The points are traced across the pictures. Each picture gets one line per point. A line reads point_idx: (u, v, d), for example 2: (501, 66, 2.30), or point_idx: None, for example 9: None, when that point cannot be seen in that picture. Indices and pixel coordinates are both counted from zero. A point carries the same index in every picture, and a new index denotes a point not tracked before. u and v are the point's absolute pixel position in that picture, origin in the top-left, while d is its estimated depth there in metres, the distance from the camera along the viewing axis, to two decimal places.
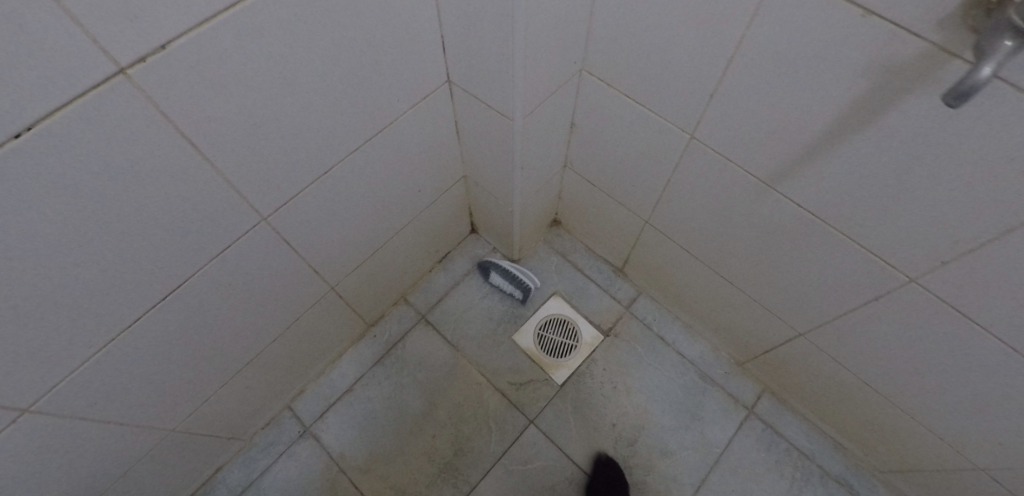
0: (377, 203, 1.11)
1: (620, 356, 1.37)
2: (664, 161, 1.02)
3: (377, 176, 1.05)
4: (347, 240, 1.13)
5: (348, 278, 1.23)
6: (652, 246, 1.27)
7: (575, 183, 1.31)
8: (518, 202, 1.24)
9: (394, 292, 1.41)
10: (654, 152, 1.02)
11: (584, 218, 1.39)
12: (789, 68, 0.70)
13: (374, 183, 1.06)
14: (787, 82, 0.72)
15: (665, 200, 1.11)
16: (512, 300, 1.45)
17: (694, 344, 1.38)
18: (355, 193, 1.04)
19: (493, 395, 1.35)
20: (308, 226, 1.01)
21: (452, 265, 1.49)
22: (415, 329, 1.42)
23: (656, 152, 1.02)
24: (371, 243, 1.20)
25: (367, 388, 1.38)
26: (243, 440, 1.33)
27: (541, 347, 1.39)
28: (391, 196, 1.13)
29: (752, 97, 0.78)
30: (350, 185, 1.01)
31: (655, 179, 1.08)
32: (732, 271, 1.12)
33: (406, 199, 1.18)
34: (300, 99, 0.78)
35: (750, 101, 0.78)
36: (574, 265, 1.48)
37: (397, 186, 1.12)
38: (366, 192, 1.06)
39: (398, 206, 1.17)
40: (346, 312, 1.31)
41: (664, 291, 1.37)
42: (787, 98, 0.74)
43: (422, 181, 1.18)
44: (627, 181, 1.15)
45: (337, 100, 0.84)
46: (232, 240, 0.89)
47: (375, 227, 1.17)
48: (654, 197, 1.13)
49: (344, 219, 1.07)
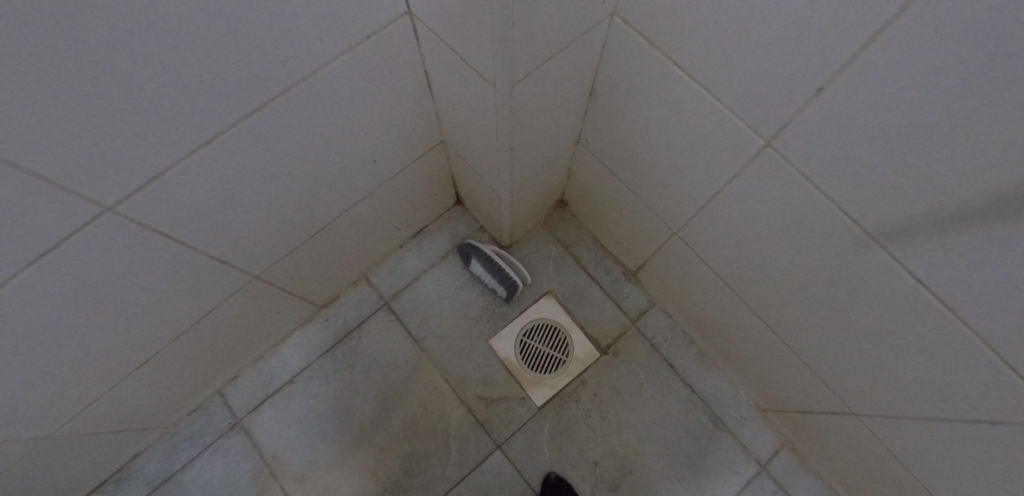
0: (318, 180, 0.81)
1: (618, 380, 1.13)
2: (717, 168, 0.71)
3: (316, 148, 0.74)
4: (278, 225, 0.84)
5: (285, 264, 0.95)
6: (678, 260, 0.98)
7: (589, 164, 0.99)
8: (510, 184, 0.94)
9: (353, 271, 1.15)
10: (710, 157, 0.70)
11: (597, 207, 1.09)
12: (1014, 78, 0.37)
13: (314, 158, 0.76)
14: (994, 97, 0.39)
15: (708, 214, 0.81)
16: (495, 295, 1.18)
17: (709, 377, 1.13)
18: (283, 171, 0.74)
19: (458, 409, 1.12)
20: (213, 215, 0.72)
21: (428, 243, 1.21)
22: (375, 318, 1.17)
23: (713, 157, 0.69)
24: (316, 225, 0.91)
25: (311, 382, 1.15)
26: (163, 428, 1.12)
27: (522, 357, 1.14)
28: (338, 173, 0.83)
29: (905, 106, 0.45)
30: (274, 164, 0.71)
31: (699, 187, 0.77)
32: (785, 316, 0.84)
33: (364, 173, 0.88)
34: (152, 44, 0.46)
35: (895, 109, 0.46)
36: (576, 259, 1.19)
37: (348, 157, 0.82)
38: (300, 168, 0.76)
39: (349, 182, 0.87)
40: (287, 296, 1.05)
41: (683, 309, 1.10)
42: (981, 121, 0.41)
43: (383, 152, 0.87)
44: (658, 179, 0.84)
45: (228, 47, 0.52)
46: (65, 235, 0.58)
47: (320, 208, 0.88)
48: (693, 207, 0.82)
49: (269, 202, 0.78)
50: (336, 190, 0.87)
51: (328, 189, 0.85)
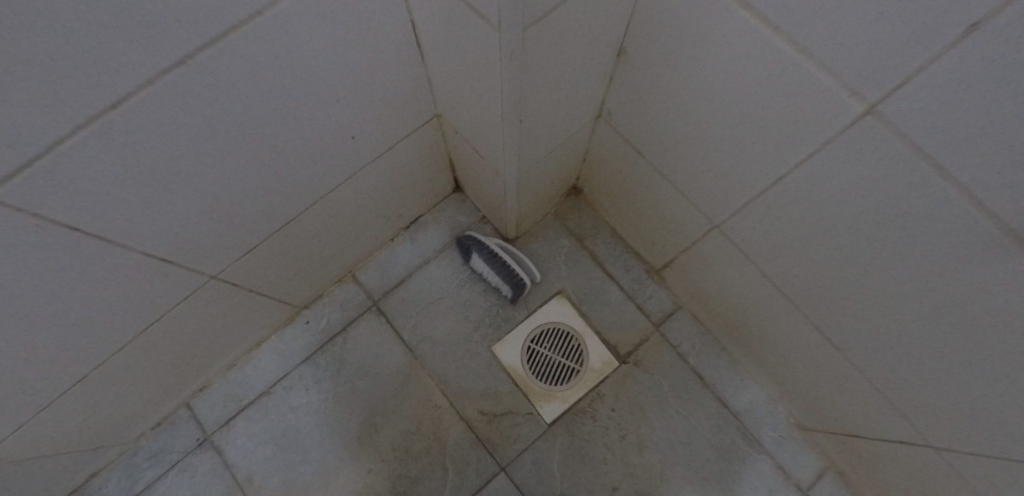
0: (282, 161, 0.66)
1: (639, 393, 0.98)
2: (784, 146, 0.55)
3: (273, 117, 0.59)
4: (236, 215, 0.70)
5: (250, 261, 0.80)
6: (714, 258, 0.83)
7: (610, 143, 0.84)
8: (517, 167, 0.78)
9: (336, 267, 1.00)
10: (777, 129, 0.54)
11: (617, 194, 0.94)
12: None
13: (272, 128, 0.60)
14: None
15: (762, 204, 0.65)
16: (498, 294, 1.03)
17: (743, 389, 0.99)
18: (231, 145, 0.58)
19: (456, 426, 0.98)
20: (145, 203, 0.57)
21: (422, 235, 1.06)
22: (362, 320, 1.03)
23: (781, 131, 0.54)
24: (285, 214, 0.76)
25: (290, 393, 1.01)
26: (122, 445, 0.99)
27: (529, 367, 1.00)
28: (308, 150, 0.68)
29: None
30: (216, 135, 0.56)
31: (755, 170, 0.62)
32: (851, 326, 0.69)
33: (340, 151, 0.72)
34: None
35: None
36: (591, 255, 1.04)
37: (319, 131, 0.66)
38: (254, 142, 0.60)
39: (323, 164, 0.72)
40: (258, 297, 0.91)
41: (716, 313, 0.95)
42: None
43: (363, 126, 0.72)
44: (699, 159, 0.69)
45: None
46: None
47: (288, 195, 0.73)
48: (743, 195, 0.67)
49: (220, 187, 0.63)
50: (306, 172, 0.72)
51: (295, 170, 0.70)
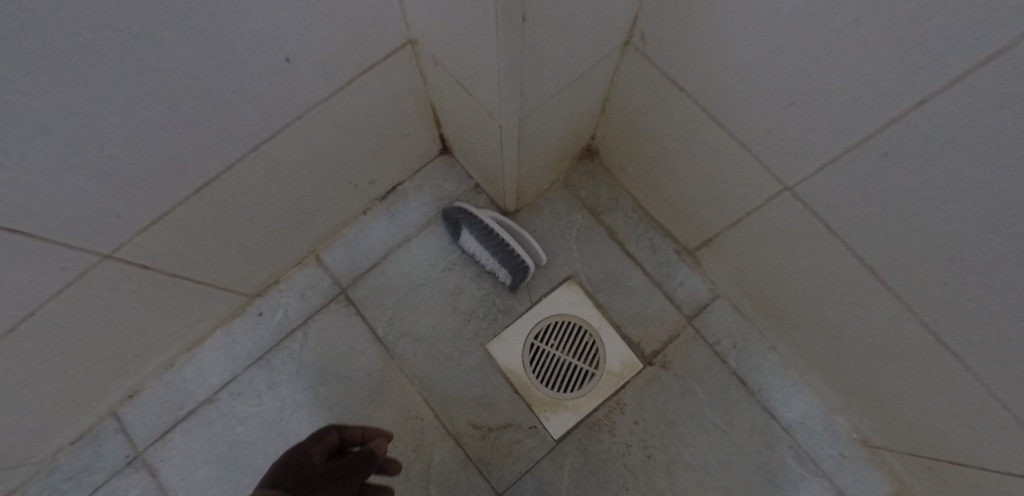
0: (190, 103, 0.46)
1: (668, 402, 0.80)
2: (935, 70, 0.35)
3: (158, 33, 0.38)
4: (134, 176, 0.50)
5: (162, 239, 0.60)
6: (777, 234, 0.63)
7: (636, 85, 0.64)
8: (522, 113, 0.58)
9: (293, 248, 0.80)
10: (952, 29, 0.33)
11: (646, 156, 0.74)
12: None
13: (160, 51, 0.39)
14: None
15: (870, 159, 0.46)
16: (495, 280, 0.84)
17: (796, 398, 0.80)
18: (90, 75, 0.37)
19: (442, 442, 0.79)
20: None
21: (401, 207, 0.86)
22: (328, 312, 0.84)
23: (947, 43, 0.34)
24: (200, 175, 0.56)
25: (240, 401, 0.82)
26: (31, 465, 0.80)
27: (533, 370, 0.81)
28: (230, 87, 0.48)
29: None
30: (56, 59, 0.35)
31: (868, 109, 0.42)
32: (979, 327, 0.50)
33: (273, 90, 0.52)
34: None
35: None
36: (609, 232, 0.85)
37: (241, 60, 0.46)
38: (130, 70, 0.39)
39: (257, 109, 0.53)
40: (187, 285, 0.71)
41: (768, 304, 0.76)
42: None
43: (311, 55, 0.51)
44: (774, 95, 0.48)
45: None
46: None
47: (204, 148, 0.53)
48: (841, 147, 0.47)
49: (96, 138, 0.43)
50: (223, 119, 0.51)
51: (201, 114, 0.49)
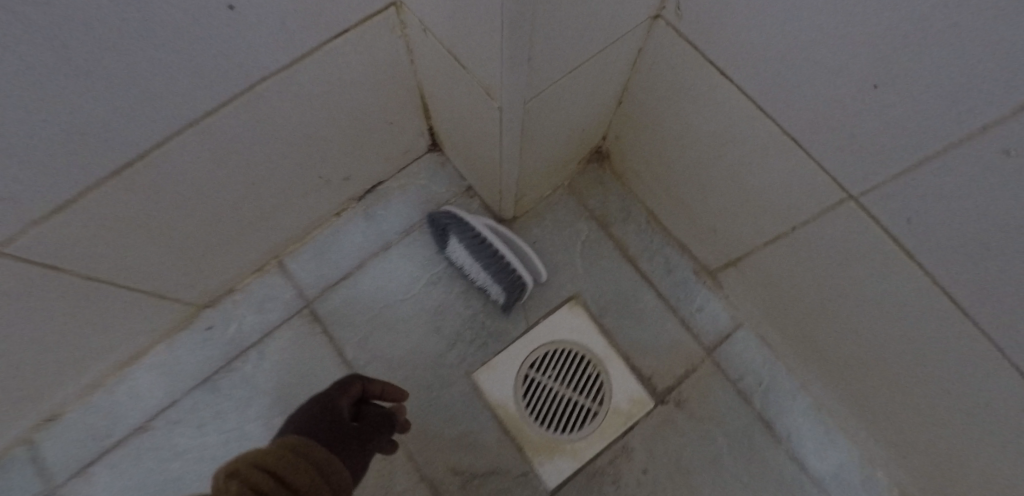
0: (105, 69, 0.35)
1: (682, 449, 0.68)
2: None
3: None
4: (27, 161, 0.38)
5: (70, 235, 0.48)
6: (827, 256, 0.53)
7: (665, 72, 0.54)
8: (529, 99, 0.48)
9: (251, 252, 0.69)
10: None
11: (669, 161, 0.63)
12: None
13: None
14: None
15: (979, 168, 0.35)
16: (486, 298, 0.73)
17: (831, 448, 0.69)
18: None
19: (416, 489, 0.67)
20: None
21: (381, 210, 0.75)
22: (290, 328, 0.72)
23: None
24: (114, 159, 0.43)
25: (179, 430, 0.69)
26: None
27: (527, 406, 0.69)
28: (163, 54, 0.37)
29: None
30: None
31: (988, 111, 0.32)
32: None
33: (217, 56, 0.40)
34: None
35: None
36: (618, 247, 0.74)
37: (176, 19, 0.35)
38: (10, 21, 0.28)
39: (199, 81, 0.42)
40: (113, 292, 0.58)
41: (804, 337, 0.65)
42: None
43: (273, 21, 0.41)
44: (850, 82, 0.38)
45: None
46: None
47: (127, 126, 0.41)
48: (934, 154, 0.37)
49: None
50: (144, 88, 0.39)
51: (113, 79, 0.37)
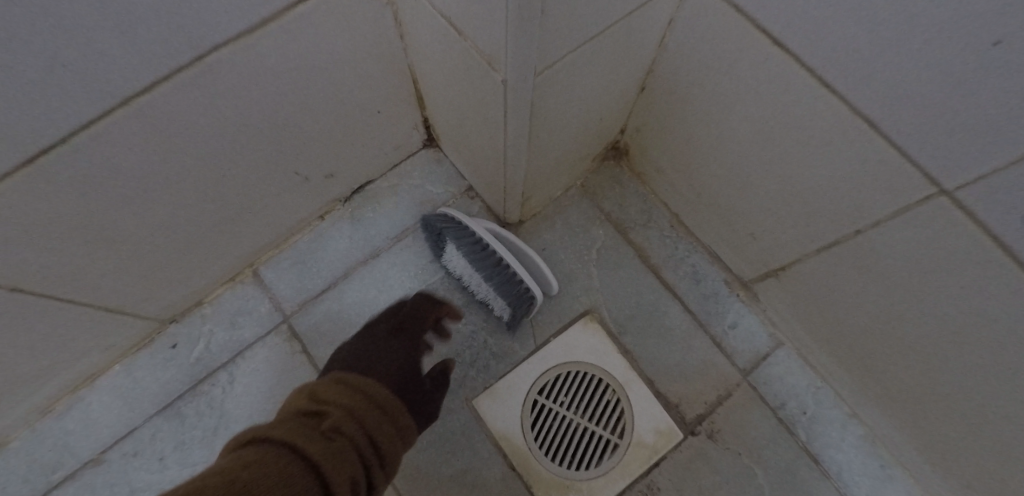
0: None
1: (716, 489, 0.59)
2: None
3: None
4: None
5: None
6: (897, 265, 0.44)
7: (699, 46, 0.45)
8: (543, 76, 0.39)
9: (219, 260, 0.60)
10: None
11: (700, 154, 0.55)
12: None
13: None
14: None
15: None
16: (489, 313, 0.64)
17: (889, 488, 0.59)
18: None
19: None
20: None
21: (370, 212, 0.67)
22: (265, 346, 0.63)
23: None
24: (21, 146, 0.35)
25: (138, 464, 0.61)
26: None
27: (537, 438, 0.60)
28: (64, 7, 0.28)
29: None
30: None
31: None
32: None
33: (148, 16, 0.32)
34: None
35: None
36: (638, 255, 0.65)
37: None
38: None
39: (126, 50, 0.33)
40: (53, 308, 0.50)
41: (857, 360, 0.56)
42: None
43: None
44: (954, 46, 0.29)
45: None
46: None
47: (32, 108, 0.33)
48: None
49: None
50: (51, 56, 0.31)
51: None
